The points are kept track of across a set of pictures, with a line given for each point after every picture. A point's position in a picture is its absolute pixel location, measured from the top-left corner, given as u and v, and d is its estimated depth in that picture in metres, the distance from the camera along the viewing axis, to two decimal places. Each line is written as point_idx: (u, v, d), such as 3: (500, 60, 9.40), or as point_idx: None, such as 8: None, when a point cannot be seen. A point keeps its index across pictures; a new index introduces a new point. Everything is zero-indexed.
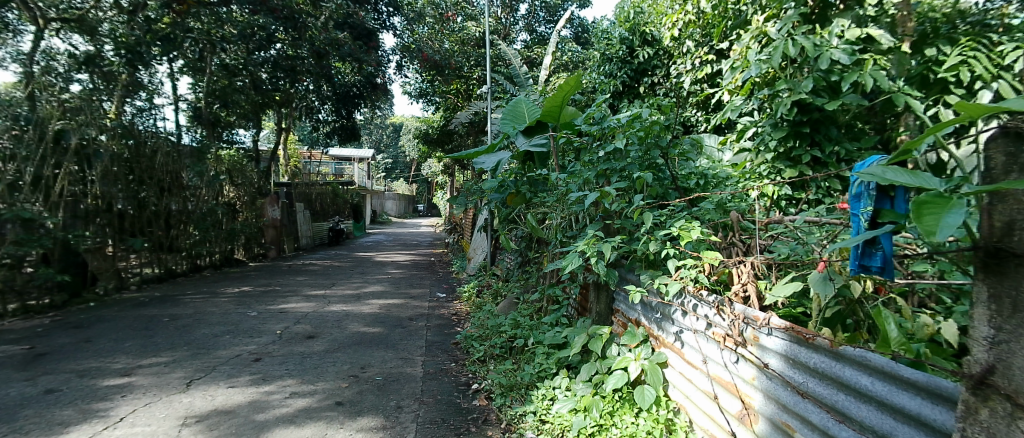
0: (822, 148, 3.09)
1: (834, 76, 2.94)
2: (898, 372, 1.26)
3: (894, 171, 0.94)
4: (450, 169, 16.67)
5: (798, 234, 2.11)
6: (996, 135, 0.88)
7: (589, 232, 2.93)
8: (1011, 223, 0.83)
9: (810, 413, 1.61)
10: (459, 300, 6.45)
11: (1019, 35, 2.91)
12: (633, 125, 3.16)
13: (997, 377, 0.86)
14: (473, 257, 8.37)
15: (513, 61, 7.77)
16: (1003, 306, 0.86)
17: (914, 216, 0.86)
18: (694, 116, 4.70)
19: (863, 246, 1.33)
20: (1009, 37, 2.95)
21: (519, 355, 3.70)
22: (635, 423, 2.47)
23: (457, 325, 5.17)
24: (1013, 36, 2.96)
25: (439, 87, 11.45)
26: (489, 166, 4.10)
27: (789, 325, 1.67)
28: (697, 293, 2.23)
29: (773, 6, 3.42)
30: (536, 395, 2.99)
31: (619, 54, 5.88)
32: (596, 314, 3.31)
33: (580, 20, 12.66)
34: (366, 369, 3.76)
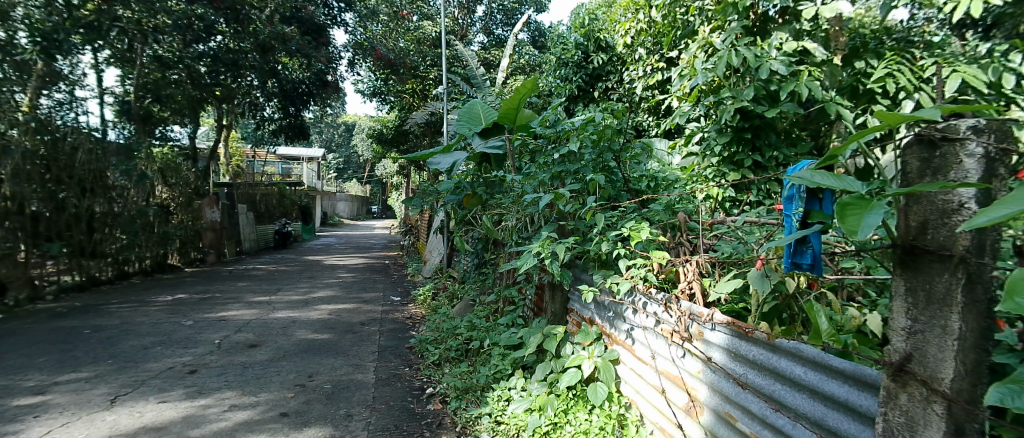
0: (762, 153, 3.27)
1: (773, 86, 3.11)
2: (828, 361, 1.35)
3: (822, 174, 0.98)
4: (406, 170, 16.39)
5: (739, 234, 2.21)
6: (910, 142, 0.96)
7: (544, 233, 2.95)
8: (925, 223, 0.92)
9: (750, 403, 1.69)
10: (413, 303, 6.33)
11: (936, 52, 3.17)
12: (586, 128, 3.23)
13: (913, 364, 0.94)
14: (429, 259, 8.27)
15: (469, 62, 7.75)
16: (918, 299, 0.93)
17: (839, 217, 0.92)
18: (646, 120, 4.83)
19: (795, 245, 1.40)
20: (929, 53, 3.21)
21: (475, 357, 3.68)
22: (589, 419, 2.51)
23: (411, 329, 5.07)
24: (931, 52, 3.23)
25: (393, 86, 11.23)
26: (444, 166, 3.99)
27: (730, 320, 1.75)
28: (647, 291, 2.30)
29: (718, 18, 3.58)
30: (492, 396, 2.98)
31: (575, 59, 6.03)
32: (552, 314, 3.34)
33: (537, 24, 12.80)
34: (314, 377, 3.61)
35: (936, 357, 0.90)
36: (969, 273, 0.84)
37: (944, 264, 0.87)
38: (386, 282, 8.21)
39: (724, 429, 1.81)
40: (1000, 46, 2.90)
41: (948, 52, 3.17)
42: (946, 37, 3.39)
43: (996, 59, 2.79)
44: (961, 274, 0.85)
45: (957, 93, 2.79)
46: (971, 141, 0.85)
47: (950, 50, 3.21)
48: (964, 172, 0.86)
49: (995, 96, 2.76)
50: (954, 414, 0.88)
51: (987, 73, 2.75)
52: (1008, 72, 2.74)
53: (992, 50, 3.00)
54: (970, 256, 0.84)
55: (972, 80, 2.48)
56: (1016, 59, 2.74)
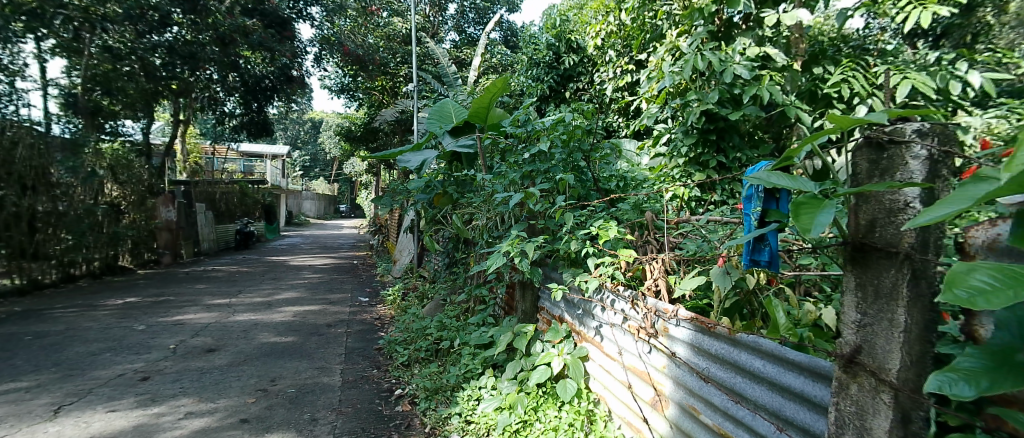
0: (726, 154, 3.37)
1: (737, 89, 3.19)
2: (784, 354, 1.41)
3: (777, 175, 1.02)
4: (375, 169, 16.11)
5: (704, 232, 2.27)
6: (860, 144, 1.00)
7: (513, 232, 2.96)
8: (873, 222, 0.96)
9: (713, 396, 1.74)
10: (382, 304, 6.23)
11: (888, 60, 3.33)
12: (557, 128, 3.25)
13: (863, 356, 0.98)
14: (399, 259, 8.16)
15: (441, 60, 7.70)
16: (867, 293, 0.98)
17: (794, 215, 0.96)
18: (616, 121, 4.88)
19: (753, 242, 1.45)
20: (882, 60, 3.36)
21: (445, 357, 3.64)
22: (558, 416, 2.53)
23: (379, 330, 4.99)
24: (885, 59, 3.39)
25: (362, 83, 11.02)
26: (414, 165, 3.99)
27: (693, 315, 1.80)
28: (614, 288, 2.34)
29: (685, 23, 3.66)
30: (462, 395, 2.97)
31: (546, 59, 6.06)
32: (522, 313, 3.36)
33: (509, 24, 12.79)
34: (277, 381, 3.51)
35: (884, 348, 0.95)
36: (914, 269, 0.89)
37: (892, 260, 0.92)
38: (354, 282, 8.05)
39: (689, 422, 1.86)
40: (948, 54, 3.05)
41: (900, 59, 3.34)
42: (898, 46, 3.56)
43: (944, 66, 2.92)
44: (906, 270, 0.90)
45: (909, 98, 2.95)
46: (916, 144, 0.90)
47: (902, 58, 3.38)
48: (909, 174, 0.91)
49: (942, 101, 2.96)
50: (900, 402, 0.93)
51: (935, 80, 2.89)
52: (954, 79, 2.88)
53: (939, 59, 3.17)
54: (914, 253, 0.89)
55: (920, 87, 2.62)
56: (962, 67, 2.85)
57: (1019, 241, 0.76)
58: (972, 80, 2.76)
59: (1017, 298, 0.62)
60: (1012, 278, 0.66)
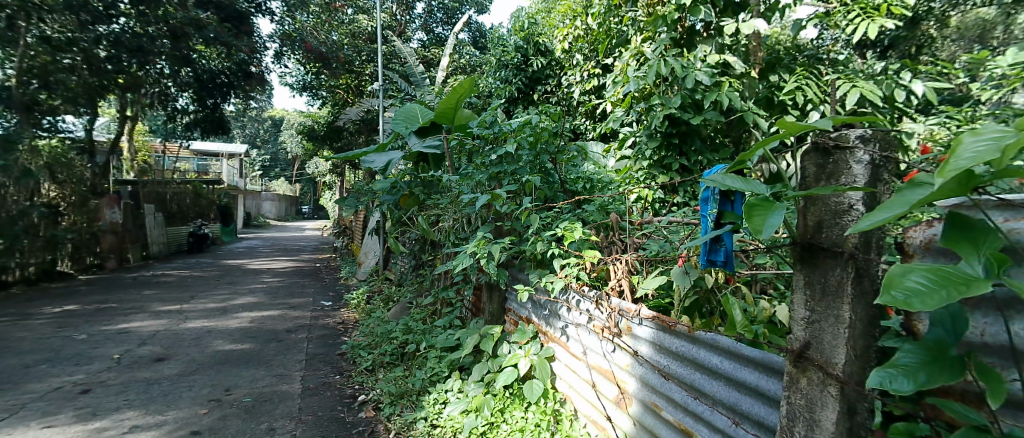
0: (688, 157, 3.47)
1: (698, 95, 3.29)
2: (740, 351, 1.46)
3: (731, 178, 1.05)
4: (339, 168, 15.74)
5: (666, 233, 2.32)
6: (808, 149, 1.05)
7: (479, 233, 2.94)
8: (820, 223, 1.01)
9: (673, 392, 1.79)
10: (346, 308, 6.08)
11: (839, 69, 3.51)
12: (524, 130, 3.26)
13: (811, 351, 1.03)
14: (364, 261, 8.00)
15: (408, 59, 7.62)
16: (814, 291, 1.02)
17: (746, 217, 0.99)
18: (583, 123, 4.92)
19: (710, 243, 1.50)
20: (833, 70, 3.54)
21: (410, 361, 3.58)
22: (524, 417, 2.53)
23: (343, 334, 4.87)
24: (836, 68, 3.57)
25: (326, 81, 10.76)
26: (379, 166, 3.91)
27: (654, 314, 1.84)
28: (579, 289, 2.37)
29: (649, 29, 3.73)
30: (428, 399, 2.93)
31: (514, 61, 6.10)
32: (489, 314, 3.35)
33: (478, 25, 12.77)
34: (231, 390, 3.37)
35: (830, 343, 1.00)
36: (857, 268, 0.95)
37: (838, 260, 0.97)
38: (317, 285, 7.82)
39: (651, 418, 1.91)
40: (893, 64, 3.23)
41: (850, 69, 3.53)
42: (848, 55, 3.73)
43: (890, 76, 3.09)
44: (851, 269, 0.95)
45: (858, 105, 3.11)
46: (859, 149, 0.96)
47: (852, 67, 3.56)
48: (853, 177, 0.97)
49: (888, 109, 3.13)
50: (846, 394, 0.98)
51: (882, 88, 3.07)
52: (900, 88, 3.05)
53: (884, 69, 3.36)
54: (857, 253, 0.94)
55: (868, 95, 2.77)
56: (906, 77, 3.02)
57: (949, 243, 0.81)
58: (915, 89, 2.95)
59: (948, 300, 0.66)
60: (942, 279, 0.70)
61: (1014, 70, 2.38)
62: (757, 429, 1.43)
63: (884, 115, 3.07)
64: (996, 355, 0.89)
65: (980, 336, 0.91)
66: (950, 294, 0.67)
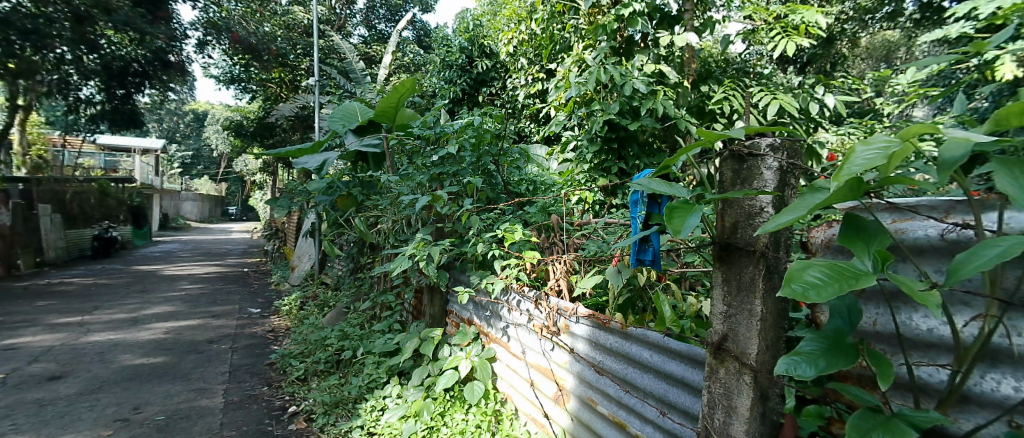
0: (626, 161, 3.61)
1: (635, 102, 3.41)
2: (668, 344, 1.54)
3: (656, 182, 1.11)
4: (271, 167, 14.88)
5: (603, 233, 2.40)
6: (725, 156, 1.13)
7: (418, 235, 2.89)
8: (735, 224, 1.09)
9: (607, 387, 1.86)
10: (277, 315, 5.75)
11: (761, 82, 3.78)
12: (466, 131, 3.23)
13: (729, 343, 1.11)
14: (298, 266, 7.61)
15: (348, 55, 7.38)
16: (731, 288, 1.10)
17: (668, 218, 1.05)
18: (527, 126, 4.96)
19: (639, 243, 1.57)
20: (756, 82, 3.81)
21: (347, 368, 3.45)
22: (465, 419, 2.50)
23: (272, 343, 4.61)
24: (760, 82, 3.82)
25: (256, 74, 10.13)
26: (313, 166, 3.78)
27: (590, 312, 1.91)
28: (520, 289, 2.40)
29: (590, 37, 3.85)
30: (365, 407, 2.84)
31: (458, 62, 6.12)
32: (430, 317, 3.27)
33: (422, 23, 12.57)
34: (141, 408, 3.09)
35: (744, 335, 1.08)
36: (767, 265, 1.03)
37: (751, 258, 1.06)
38: (245, 292, 7.34)
39: (588, 413, 1.97)
40: (809, 79, 3.51)
41: (772, 82, 3.83)
42: (771, 70, 4.04)
43: (806, 89, 3.37)
44: (762, 266, 1.04)
45: (780, 115, 3.35)
46: (769, 157, 1.04)
47: (774, 81, 3.85)
48: (763, 182, 1.05)
49: (804, 120, 3.40)
50: (758, 382, 1.06)
51: (799, 100, 3.34)
52: (814, 101, 3.34)
53: (803, 83, 3.65)
54: (768, 251, 1.03)
55: (787, 106, 2.99)
56: (819, 91, 3.32)
57: (845, 241, 0.90)
58: (828, 102, 3.23)
59: (838, 293, 0.73)
60: (835, 273, 0.78)
61: (911, 88, 2.66)
62: (683, 418, 1.52)
63: (800, 125, 3.33)
64: (885, 342, 1.01)
65: (872, 326, 1.04)
66: (839, 288, 0.74)
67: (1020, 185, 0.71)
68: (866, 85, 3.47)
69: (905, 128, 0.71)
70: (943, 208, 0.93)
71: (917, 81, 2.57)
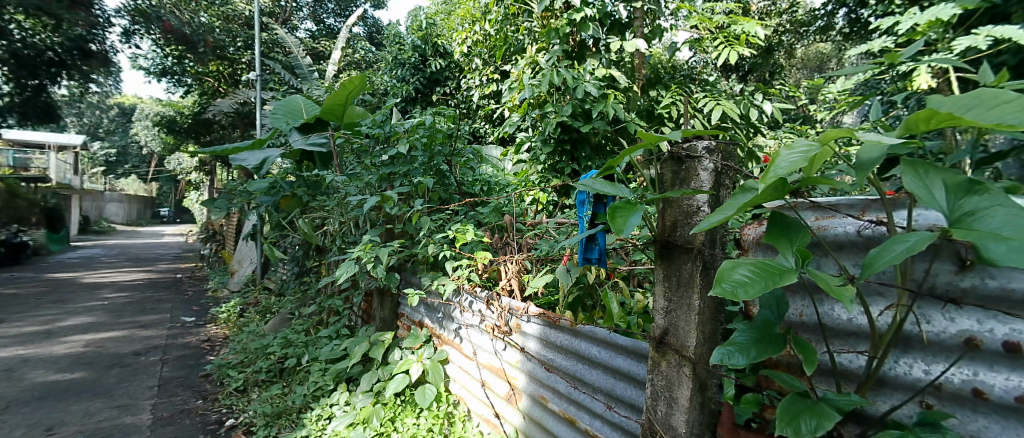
0: (579, 162, 3.67)
1: (587, 105, 3.48)
2: (615, 340, 1.59)
3: (600, 183, 1.14)
4: (208, 166, 14.00)
5: (555, 234, 2.44)
6: (666, 158, 1.17)
7: (365, 237, 2.81)
8: (675, 224, 1.14)
9: (558, 384, 1.89)
10: (214, 324, 5.42)
11: (705, 89, 3.95)
12: (417, 131, 3.18)
13: (670, 337, 1.16)
14: (239, 271, 7.22)
15: (293, 50, 7.08)
16: (671, 284, 1.15)
17: (610, 218, 1.08)
18: (483, 127, 4.92)
19: (586, 242, 1.60)
20: (701, 89, 3.96)
21: (290, 377, 3.30)
22: (415, 423, 2.46)
23: (209, 354, 4.35)
24: (705, 88, 3.99)
25: (191, 67, 9.52)
26: (252, 163, 3.65)
27: (541, 311, 1.93)
28: (471, 290, 2.39)
29: (543, 39, 3.88)
30: (310, 416, 2.73)
31: (411, 60, 6.06)
32: (381, 321, 3.19)
33: (374, 19, 12.24)
34: (55, 430, 2.83)
35: (684, 329, 1.13)
36: (704, 262, 1.08)
37: (689, 255, 1.11)
38: (178, 300, 6.86)
39: (539, 411, 1.99)
40: (749, 87, 3.71)
41: (716, 89, 4.00)
42: (715, 78, 4.22)
43: (746, 96, 3.56)
44: (699, 263, 1.09)
45: (723, 120, 3.51)
46: (705, 159, 1.10)
47: (717, 88, 4.03)
48: (699, 183, 1.10)
49: (745, 125, 3.58)
50: (697, 373, 1.11)
51: (741, 106, 3.52)
52: (753, 107, 3.53)
53: (744, 90, 3.83)
54: (704, 249, 1.08)
55: (729, 112, 3.13)
56: (758, 98, 3.52)
57: (773, 238, 0.96)
58: (766, 108, 3.42)
59: (764, 290, 0.77)
60: (762, 271, 0.82)
61: (841, 95, 2.84)
62: (628, 411, 1.56)
63: (741, 129, 3.49)
64: (810, 331, 1.09)
65: (799, 317, 1.11)
66: (765, 285, 0.78)
67: (923, 186, 0.79)
68: (800, 94, 3.70)
69: (824, 133, 0.77)
70: (859, 206, 1.01)
71: (847, 89, 2.76)
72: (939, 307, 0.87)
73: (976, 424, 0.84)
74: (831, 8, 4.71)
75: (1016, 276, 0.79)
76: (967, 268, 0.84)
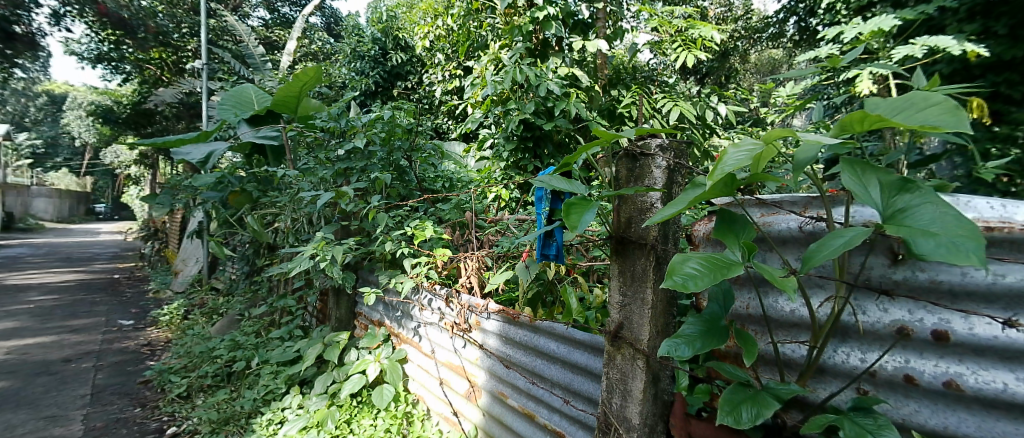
0: (542, 160, 3.66)
1: (549, 103, 3.48)
2: (572, 335, 1.60)
3: (556, 178, 1.14)
4: (150, 159, 13.15)
5: (516, 230, 2.44)
6: (621, 156, 1.19)
7: (318, 234, 2.71)
8: (630, 220, 1.16)
9: (517, 379, 1.89)
10: (154, 327, 5.09)
11: (664, 89, 4.04)
12: (375, 125, 3.08)
13: (624, 331, 1.17)
14: (184, 270, 6.83)
15: (244, 38, 6.75)
16: (625, 278, 1.17)
17: (566, 214, 1.08)
18: (445, 123, 4.85)
19: (544, 238, 1.60)
20: (660, 89, 4.05)
21: (239, 381, 3.15)
22: (372, 424, 2.40)
23: (150, 358, 4.09)
24: (664, 89, 4.08)
25: (130, 53, 8.89)
26: (198, 158, 3.44)
27: (500, 308, 1.92)
28: (431, 287, 2.35)
29: (506, 36, 3.86)
30: (261, 421, 2.61)
31: (371, 53, 5.93)
32: (336, 321, 3.09)
33: (332, 10, 11.81)
34: None
35: (638, 323, 1.15)
36: (657, 257, 1.11)
37: (643, 251, 1.13)
38: (114, 302, 6.40)
39: (499, 408, 1.98)
40: (706, 89, 3.82)
41: (675, 90, 4.11)
42: (674, 79, 4.32)
43: (702, 98, 3.67)
44: (652, 258, 1.11)
45: (681, 121, 3.59)
46: (658, 157, 1.11)
47: (676, 89, 4.13)
48: (653, 181, 1.12)
49: (701, 126, 3.70)
50: (650, 366, 1.14)
51: (697, 108, 3.63)
52: (709, 109, 3.65)
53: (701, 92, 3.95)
54: (657, 244, 1.10)
55: (687, 112, 3.21)
56: (714, 100, 3.64)
57: (721, 234, 0.99)
58: (720, 110, 3.55)
59: (712, 283, 0.79)
60: (711, 265, 0.84)
61: (790, 99, 2.96)
62: (585, 404, 1.58)
63: (698, 130, 3.61)
64: (755, 323, 1.13)
65: (746, 309, 1.15)
66: (713, 278, 0.80)
67: (861, 184, 0.83)
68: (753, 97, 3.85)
69: (768, 132, 0.79)
70: (801, 203, 1.05)
71: (795, 93, 2.89)
72: (874, 298, 0.93)
73: (908, 409, 0.89)
74: (783, 16, 4.93)
75: (943, 269, 0.84)
76: (899, 262, 0.89)
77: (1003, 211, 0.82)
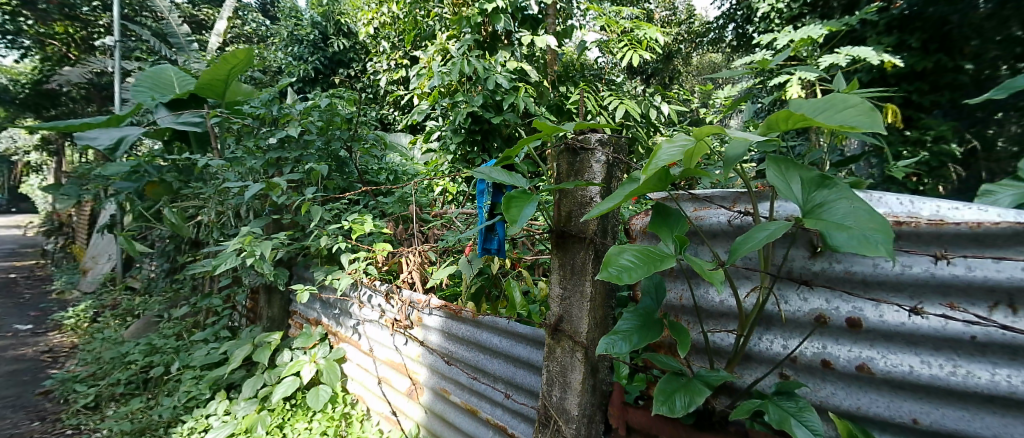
0: (490, 154, 3.61)
1: (498, 97, 3.43)
2: (514, 329, 1.59)
3: (497, 171, 1.12)
4: (52, 146, 11.79)
5: (460, 225, 2.39)
6: (562, 149, 1.18)
7: (245, 228, 2.52)
8: (570, 213, 1.16)
9: (459, 375, 1.86)
10: (57, 331, 4.59)
11: (611, 87, 4.12)
12: (311, 114, 2.90)
13: (564, 324, 1.17)
14: (94, 268, 6.21)
15: (166, 15, 6.19)
16: (565, 272, 1.17)
17: (505, 207, 1.06)
18: (390, 113, 4.69)
19: (485, 232, 1.58)
20: (607, 87, 4.12)
21: (157, 387, 2.90)
22: (308, 428, 2.29)
23: (52, 366, 3.69)
24: (611, 87, 4.15)
25: (29, 26, 7.91)
26: (105, 143, 3.14)
27: (443, 303, 1.88)
28: (370, 284, 2.27)
29: (454, 27, 3.77)
30: (182, 430, 2.42)
31: (311, 37, 5.64)
32: (268, 320, 2.91)
33: None
34: None
35: (577, 316, 1.15)
36: (596, 251, 1.11)
37: (582, 244, 1.14)
38: (8, 305, 5.71)
39: (441, 404, 1.95)
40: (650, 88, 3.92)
41: (621, 88, 4.19)
42: (620, 78, 4.42)
43: (647, 97, 3.78)
44: (591, 252, 1.12)
45: (626, 118, 3.68)
46: (598, 151, 1.12)
47: (622, 87, 4.22)
48: (591, 175, 1.12)
49: (646, 124, 3.80)
50: (588, 357, 1.14)
51: (642, 107, 3.73)
52: (653, 107, 3.76)
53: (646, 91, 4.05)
54: (596, 238, 1.11)
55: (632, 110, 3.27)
56: (657, 99, 3.76)
57: (655, 227, 1.01)
58: (664, 109, 3.68)
59: (646, 275, 0.80)
60: (645, 258, 0.85)
61: (725, 99, 3.10)
62: (527, 398, 1.58)
63: (642, 127, 3.71)
64: (687, 313, 1.17)
65: (679, 299, 1.19)
66: (647, 270, 0.81)
67: (784, 180, 0.86)
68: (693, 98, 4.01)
69: (699, 129, 0.81)
70: (730, 198, 1.09)
71: (730, 94, 3.02)
72: (795, 288, 0.98)
73: (825, 391, 0.95)
74: (723, 22, 5.16)
75: (856, 260, 0.90)
76: (818, 254, 0.95)
77: (910, 207, 0.91)
